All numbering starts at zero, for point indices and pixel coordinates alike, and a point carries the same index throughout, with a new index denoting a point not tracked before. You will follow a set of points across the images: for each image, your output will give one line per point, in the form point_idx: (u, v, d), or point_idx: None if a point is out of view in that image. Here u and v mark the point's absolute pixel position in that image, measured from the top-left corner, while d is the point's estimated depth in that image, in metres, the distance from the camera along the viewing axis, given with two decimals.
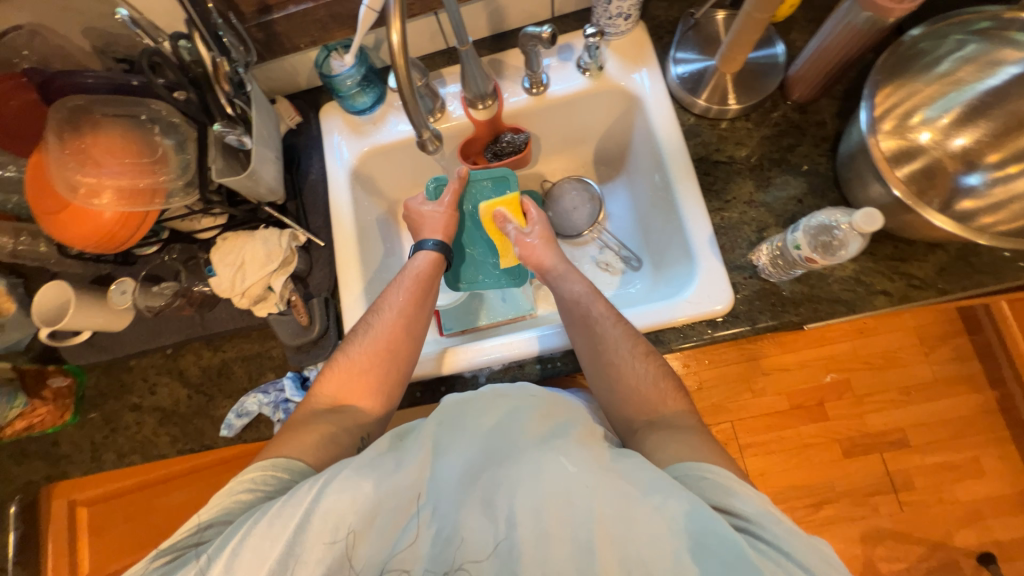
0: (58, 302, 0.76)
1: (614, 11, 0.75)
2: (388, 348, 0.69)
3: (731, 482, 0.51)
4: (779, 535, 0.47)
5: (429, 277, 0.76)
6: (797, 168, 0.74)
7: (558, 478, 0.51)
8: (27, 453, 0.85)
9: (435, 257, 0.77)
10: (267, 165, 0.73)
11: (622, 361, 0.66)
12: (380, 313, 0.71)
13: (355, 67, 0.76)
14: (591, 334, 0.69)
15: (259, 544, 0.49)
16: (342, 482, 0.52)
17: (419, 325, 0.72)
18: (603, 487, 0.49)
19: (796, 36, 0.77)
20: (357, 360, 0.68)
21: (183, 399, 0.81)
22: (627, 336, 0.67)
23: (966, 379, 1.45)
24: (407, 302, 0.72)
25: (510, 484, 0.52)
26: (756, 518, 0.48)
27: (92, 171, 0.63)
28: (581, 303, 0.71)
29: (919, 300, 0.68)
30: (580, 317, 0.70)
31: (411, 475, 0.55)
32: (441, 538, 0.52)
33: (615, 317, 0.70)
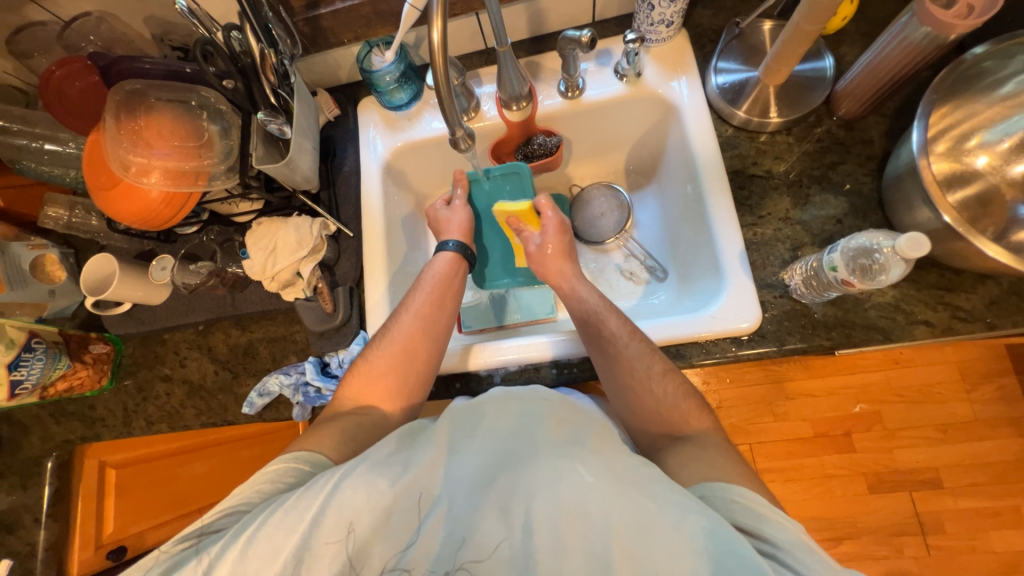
0: (102, 272, 0.81)
1: (656, 17, 0.74)
2: (405, 349, 0.70)
3: (759, 507, 0.50)
4: (808, 565, 0.44)
5: (448, 277, 0.77)
6: (838, 187, 0.71)
7: (575, 487, 0.51)
8: (67, 413, 0.92)
9: (454, 258, 0.79)
10: (305, 155, 0.75)
11: (638, 381, 0.65)
12: (399, 316, 0.72)
13: (395, 64, 0.78)
14: (605, 354, 0.67)
15: (274, 534, 0.49)
16: (357, 478, 0.52)
17: (439, 326, 0.73)
18: (621, 500, 0.49)
19: (846, 49, 0.74)
20: (376, 363, 0.69)
21: (210, 374, 0.85)
22: (643, 354, 0.66)
23: (1009, 421, 1.36)
24: (425, 302, 0.73)
25: (527, 491, 0.52)
26: (783, 546, 0.46)
27: (142, 151, 0.66)
28: (594, 320, 0.70)
29: (964, 333, 0.64)
30: (594, 334, 0.69)
31: (422, 474, 0.55)
32: (452, 541, 0.51)
33: (631, 333, 0.68)
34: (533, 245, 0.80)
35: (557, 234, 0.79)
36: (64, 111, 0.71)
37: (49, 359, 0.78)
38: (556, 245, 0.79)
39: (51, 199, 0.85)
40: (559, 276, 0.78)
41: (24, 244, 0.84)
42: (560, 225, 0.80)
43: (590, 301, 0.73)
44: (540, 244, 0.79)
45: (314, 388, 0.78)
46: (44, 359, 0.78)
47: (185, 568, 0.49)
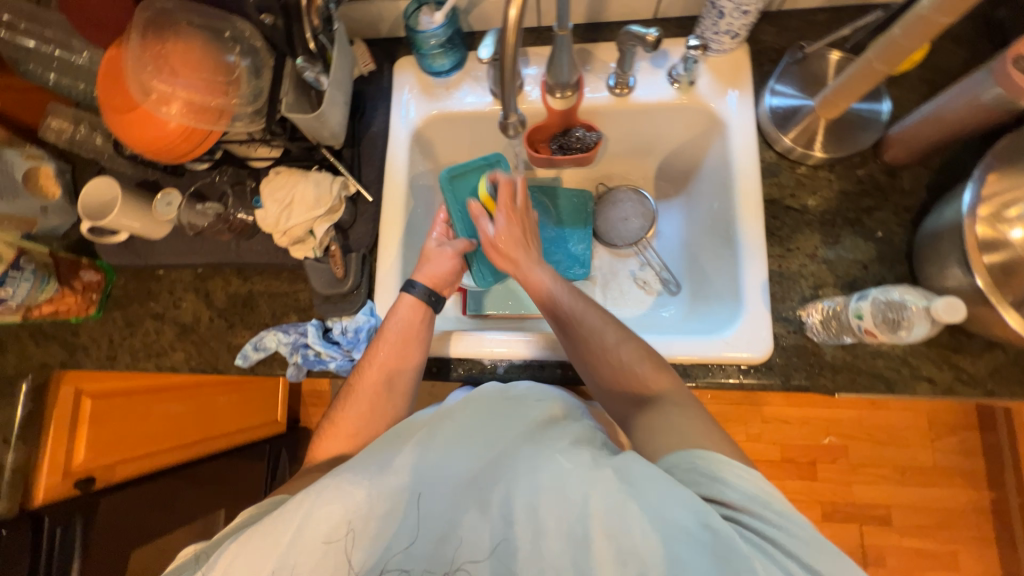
0: (103, 197, 0.77)
1: (723, 27, 0.71)
2: (371, 404, 0.71)
3: (717, 465, 0.51)
4: (774, 529, 0.47)
5: (413, 325, 0.72)
6: (870, 233, 0.71)
7: (556, 475, 0.52)
8: (45, 335, 0.86)
9: (417, 302, 0.72)
10: (336, 109, 0.71)
11: (595, 346, 0.66)
12: (361, 372, 0.72)
13: (443, 27, 0.74)
14: (562, 327, 0.70)
15: (258, 551, 0.52)
16: (333, 492, 0.53)
17: (403, 379, 0.72)
18: (599, 484, 0.50)
19: (905, 93, 0.73)
20: (345, 422, 0.71)
21: (204, 319, 0.82)
22: (600, 326, 0.68)
23: (965, 473, 1.42)
24: (389, 355, 0.71)
25: (510, 482, 0.53)
26: (749, 507, 0.48)
27: (165, 76, 0.61)
28: (547, 303, 0.72)
29: (963, 396, 0.65)
30: (550, 312, 0.72)
31: (401, 473, 0.55)
32: (437, 538, 0.52)
33: (581, 301, 0.70)
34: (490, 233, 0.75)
35: (510, 223, 0.75)
36: (84, 19, 0.65)
37: (37, 280, 0.73)
38: (508, 232, 0.75)
39: (55, 110, 0.79)
40: (513, 265, 0.75)
41: (19, 152, 0.79)
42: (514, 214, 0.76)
43: (541, 282, 0.73)
44: (494, 231, 0.75)
45: (313, 351, 0.76)
46: (32, 279, 0.73)
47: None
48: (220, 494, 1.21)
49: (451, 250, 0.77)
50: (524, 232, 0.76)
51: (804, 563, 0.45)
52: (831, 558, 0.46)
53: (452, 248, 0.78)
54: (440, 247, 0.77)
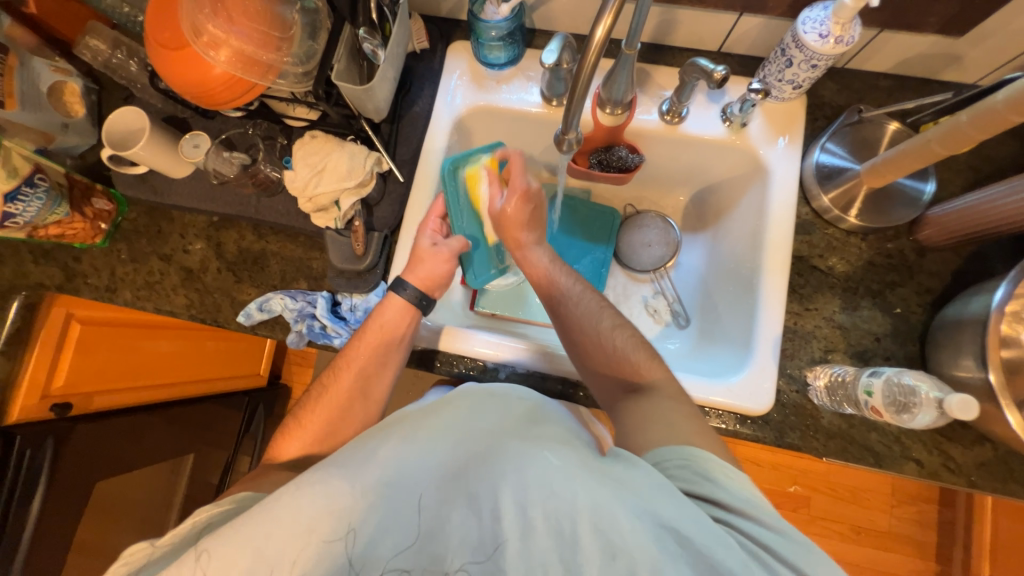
0: (131, 127, 0.74)
1: (787, 76, 0.70)
2: (344, 406, 0.71)
3: (707, 463, 0.53)
4: (761, 531, 0.48)
5: (395, 327, 0.72)
6: (889, 307, 0.71)
7: (542, 471, 0.51)
8: (47, 254, 0.83)
9: (406, 306, 0.71)
10: (386, 85, 0.69)
11: (595, 329, 0.69)
12: (337, 374, 0.72)
13: (507, 21, 0.72)
14: (560, 311, 0.72)
15: (232, 545, 0.49)
16: (316, 484, 0.52)
17: (378, 381, 0.72)
18: (585, 481, 0.49)
19: (950, 176, 0.73)
20: (312, 423, 0.71)
21: (212, 269, 0.80)
22: (594, 311, 0.71)
23: (917, 543, 1.46)
24: (365, 357, 0.71)
25: (495, 479, 0.52)
26: (741, 508, 0.49)
27: (221, 22, 0.59)
28: (546, 280, 0.74)
29: (945, 482, 0.67)
30: (549, 295, 0.74)
31: (384, 467, 0.54)
32: (424, 533, 0.51)
33: (581, 288, 0.73)
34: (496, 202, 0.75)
35: (518, 201, 0.74)
36: None
37: (49, 201, 0.71)
38: (513, 211, 0.74)
39: (94, 30, 0.76)
40: (514, 243, 0.76)
41: (47, 64, 0.76)
42: (524, 194, 0.73)
43: (544, 265, 0.75)
44: (501, 206, 0.75)
45: (320, 324, 0.76)
46: (44, 199, 0.70)
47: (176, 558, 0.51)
48: (192, 439, 1.20)
49: (446, 250, 0.73)
50: (532, 214, 0.75)
51: (788, 562, 0.46)
52: (815, 561, 0.46)
53: (448, 248, 0.73)
54: (436, 246, 0.73)
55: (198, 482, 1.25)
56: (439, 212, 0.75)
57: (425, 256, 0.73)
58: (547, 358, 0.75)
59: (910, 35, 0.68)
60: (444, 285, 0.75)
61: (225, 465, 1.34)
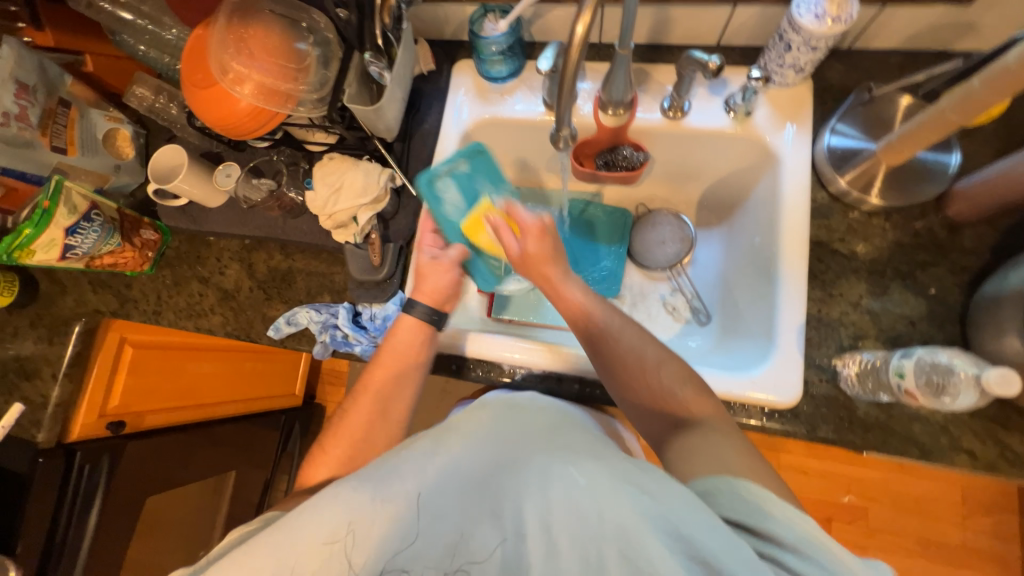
0: (171, 163, 0.82)
1: (788, 61, 0.70)
2: (366, 429, 0.73)
3: (764, 501, 0.47)
4: (812, 567, 0.44)
5: (408, 349, 0.74)
6: (922, 288, 0.67)
7: (566, 488, 0.50)
8: (103, 284, 0.92)
9: (417, 323, 0.73)
10: (394, 105, 0.73)
11: (641, 364, 0.65)
12: (357, 400, 0.74)
13: (505, 35, 0.76)
14: (603, 345, 0.67)
15: (259, 554, 0.51)
16: (336, 497, 0.53)
17: (400, 402, 0.74)
18: (612, 500, 0.47)
19: (979, 147, 0.69)
20: (335, 450, 0.73)
21: (244, 288, 0.86)
22: (639, 344, 0.66)
23: (997, 558, 1.32)
24: (381, 381, 0.74)
25: (519, 493, 0.52)
26: (794, 546, 0.45)
27: (243, 59, 0.65)
28: (581, 321, 0.68)
29: (1005, 475, 0.61)
30: (585, 328, 0.68)
31: (404, 479, 0.54)
32: (449, 546, 0.51)
33: (621, 319, 0.69)
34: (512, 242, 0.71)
35: (538, 237, 0.70)
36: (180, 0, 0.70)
37: (103, 233, 0.79)
38: (540, 251, 0.70)
39: (140, 79, 0.85)
40: (544, 281, 0.70)
41: (102, 114, 0.86)
42: (541, 231, 0.70)
43: (580, 299, 0.69)
44: (522, 247, 0.70)
45: (341, 333, 0.79)
46: (99, 232, 0.78)
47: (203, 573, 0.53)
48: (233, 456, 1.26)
49: (447, 260, 0.75)
50: (555, 248, 0.71)
51: None
52: None
53: (448, 259, 0.75)
54: (435, 259, 0.75)
55: (240, 498, 1.30)
56: (430, 226, 0.78)
57: (429, 271, 0.75)
58: (557, 359, 0.76)
59: (915, 7, 0.66)
60: (452, 296, 0.76)
61: (264, 482, 1.39)
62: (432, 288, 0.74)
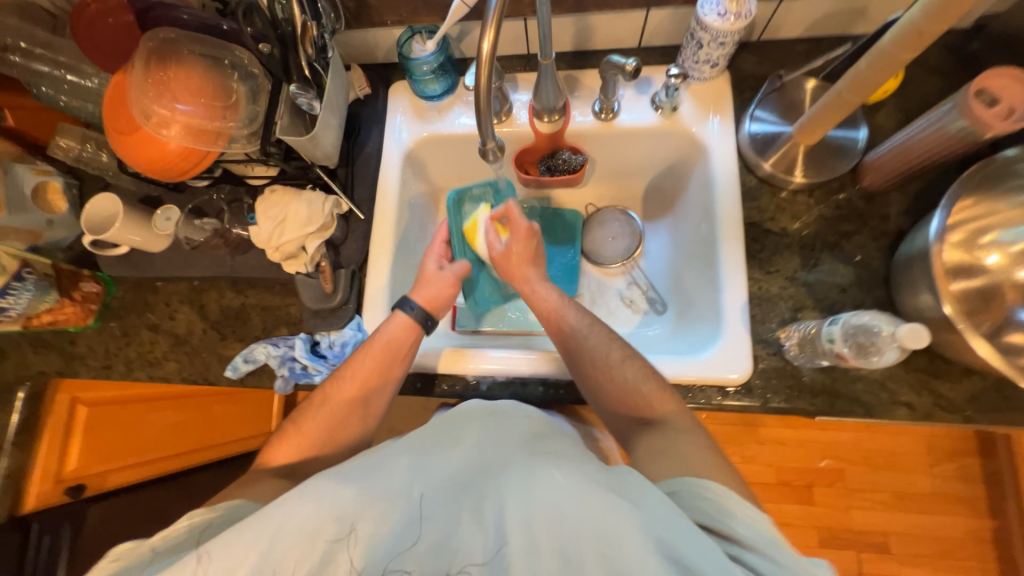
0: (106, 212, 0.80)
1: (702, 57, 0.74)
2: (344, 418, 0.71)
3: (729, 506, 0.51)
4: (765, 562, 0.46)
5: (398, 344, 0.73)
6: (848, 257, 0.72)
7: (548, 489, 0.51)
8: (46, 343, 0.87)
9: (407, 322, 0.74)
10: (329, 132, 0.74)
11: (606, 363, 0.68)
12: (340, 382, 0.72)
13: (434, 55, 0.78)
14: (572, 346, 0.70)
15: (234, 548, 0.49)
16: (320, 492, 0.52)
17: (384, 394, 0.72)
18: (594, 501, 0.48)
19: (881, 122, 0.75)
20: (308, 433, 0.70)
21: (197, 331, 0.84)
22: (605, 343, 0.69)
23: (967, 501, 1.38)
24: (368, 368, 0.71)
25: (501, 496, 0.52)
26: (753, 544, 0.47)
27: (166, 102, 0.64)
28: (553, 318, 0.73)
29: (941, 422, 0.65)
30: (557, 332, 0.73)
31: (392, 479, 0.54)
32: (432, 547, 0.50)
33: (592, 320, 0.72)
34: (498, 246, 0.79)
35: (524, 239, 0.77)
36: (94, 46, 0.69)
37: (38, 291, 0.77)
38: (524, 249, 0.77)
39: (64, 130, 0.83)
40: (521, 280, 0.77)
41: (29, 168, 0.83)
42: (529, 232, 0.77)
43: (551, 299, 0.75)
44: (506, 247, 0.78)
45: (300, 364, 0.78)
46: (33, 290, 0.77)
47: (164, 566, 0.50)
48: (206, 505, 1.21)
49: (451, 275, 0.79)
50: (536, 249, 0.78)
51: None
52: None
53: (451, 273, 0.79)
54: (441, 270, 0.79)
55: None
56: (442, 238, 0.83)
57: (431, 279, 0.79)
58: (521, 364, 0.77)
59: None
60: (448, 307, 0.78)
61: None
62: (427, 294, 0.76)
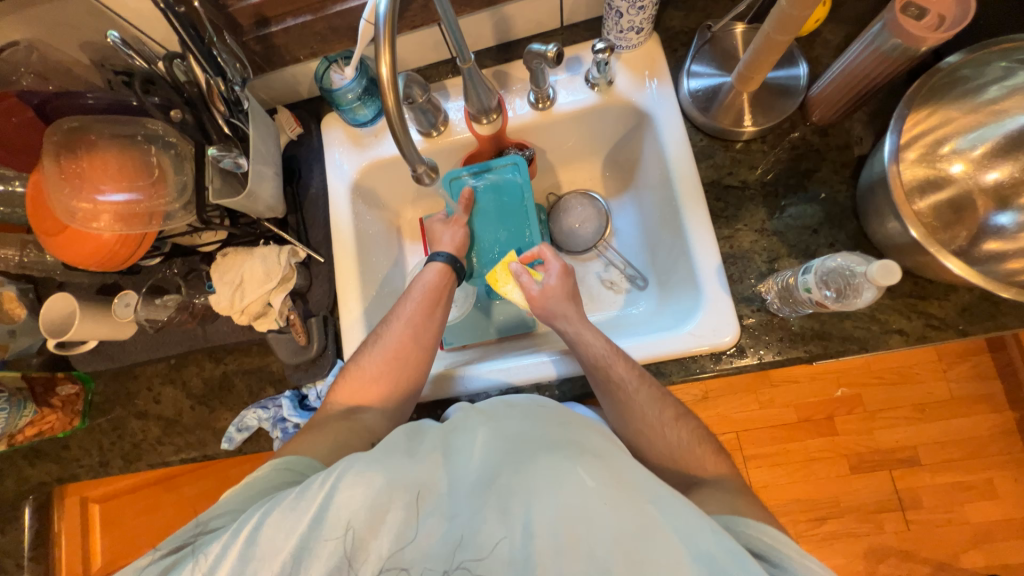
0: (63, 313, 0.77)
1: (625, 25, 0.72)
2: (397, 359, 0.71)
3: (785, 549, 0.48)
4: None
5: (437, 292, 0.75)
6: (813, 195, 0.70)
7: (577, 492, 0.48)
8: (38, 454, 0.86)
9: (444, 269, 0.77)
10: (265, 183, 0.72)
11: (651, 428, 0.64)
12: (389, 325, 0.73)
13: (355, 80, 0.75)
14: (615, 401, 0.65)
15: (279, 530, 0.49)
16: (353, 478, 0.50)
17: (429, 338, 0.73)
18: (624, 506, 0.47)
19: (819, 52, 0.73)
20: (368, 368, 0.70)
21: (186, 409, 0.83)
22: (655, 400, 0.65)
23: (986, 398, 1.38)
24: (416, 312, 0.73)
25: (528, 493, 0.49)
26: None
27: (88, 194, 0.62)
28: (601, 366, 0.66)
29: (937, 341, 0.65)
30: (601, 381, 0.66)
31: (422, 471, 0.52)
32: (450, 537, 0.48)
33: (638, 380, 0.65)
34: (534, 287, 0.74)
35: (562, 276, 0.74)
36: (0, 147, 0.66)
37: (13, 407, 0.76)
38: (562, 286, 0.73)
39: None
40: (562, 322, 0.72)
41: None
42: (565, 270, 0.74)
43: (597, 345, 0.68)
44: (543, 288, 0.73)
45: (292, 424, 0.77)
46: (8, 408, 0.76)
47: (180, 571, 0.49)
48: None
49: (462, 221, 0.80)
50: (574, 287, 0.75)
51: None
52: None
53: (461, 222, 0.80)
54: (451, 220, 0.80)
55: None
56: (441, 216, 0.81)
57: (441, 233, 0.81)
58: (507, 372, 0.74)
59: None
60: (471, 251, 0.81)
61: None
62: (453, 242, 0.79)
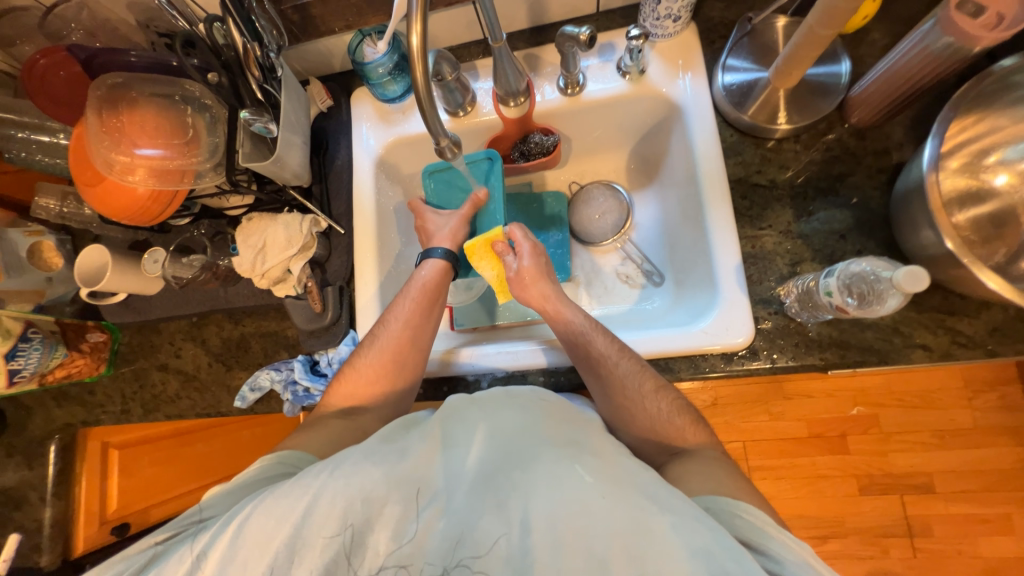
0: (98, 264, 0.81)
1: (663, 12, 0.70)
2: (393, 358, 0.71)
3: (768, 529, 0.48)
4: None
5: (435, 288, 0.75)
6: (844, 200, 0.68)
7: (573, 488, 0.49)
8: (66, 396, 0.90)
9: (442, 266, 0.76)
10: (293, 151, 0.73)
11: (634, 398, 0.63)
12: (386, 326, 0.72)
13: (388, 54, 0.76)
14: (599, 376, 0.65)
15: (268, 520, 0.49)
16: (350, 472, 0.52)
17: (425, 335, 0.73)
18: (621, 504, 0.47)
19: (865, 51, 0.70)
20: (364, 372, 0.71)
21: (204, 365, 0.86)
22: (635, 371, 0.64)
23: (1012, 430, 1.32)
24: (412, 312, 0.73)
25: (524, 490, 0.50)
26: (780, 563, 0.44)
27: (126, 149, 0.65)
28: (580, 342, 0.68)
29: (962, 360, 0.62)
30: (583, 357, 0.67)
31: (419, 466, 0.54)
32: (449, 535, 0.49)
33: (620, 350, 0.66)
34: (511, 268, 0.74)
35: (533, 256, 0.74)
36: (48, 99, 0.69)
37: (46, 349, 0.80)
38: (536, 267, 0.73)
39: (44, 188, 0.85)
40: (542, 300, 0.73)
41: (21, 231, 0.85)
42: (535, 249, 0.74)
43: (577, 321, 0.70)
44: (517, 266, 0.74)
45: (302, 387, 0.79)
46: (41, 348, 0.80)
47: (176, 552, 0.50)
48: None
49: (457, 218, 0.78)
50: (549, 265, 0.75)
51: None
52: None
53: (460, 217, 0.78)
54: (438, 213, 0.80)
55: None
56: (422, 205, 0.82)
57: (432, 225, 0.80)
58: (512, 356, 0.74)
59: None
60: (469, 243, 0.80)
61: None
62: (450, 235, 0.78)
